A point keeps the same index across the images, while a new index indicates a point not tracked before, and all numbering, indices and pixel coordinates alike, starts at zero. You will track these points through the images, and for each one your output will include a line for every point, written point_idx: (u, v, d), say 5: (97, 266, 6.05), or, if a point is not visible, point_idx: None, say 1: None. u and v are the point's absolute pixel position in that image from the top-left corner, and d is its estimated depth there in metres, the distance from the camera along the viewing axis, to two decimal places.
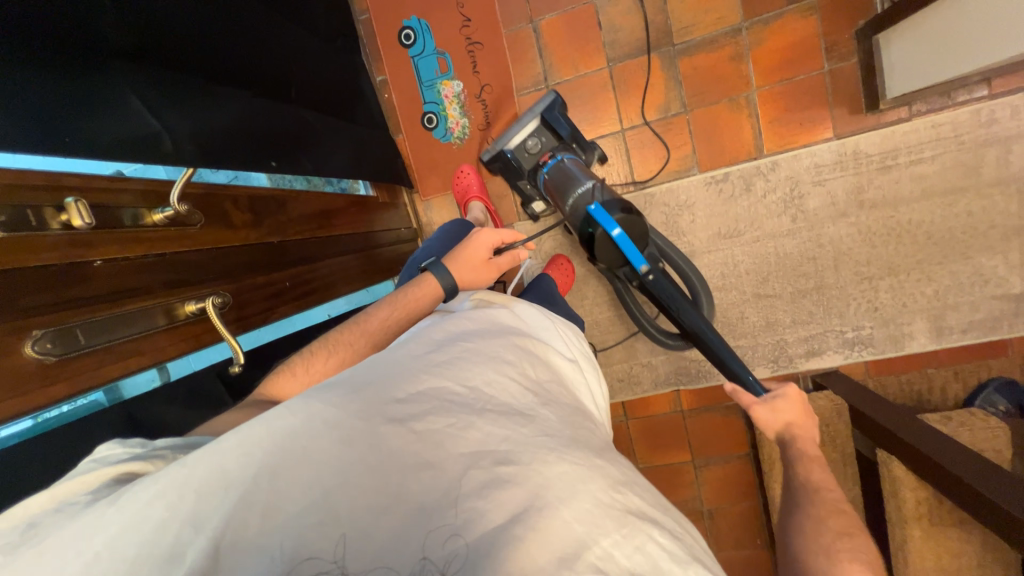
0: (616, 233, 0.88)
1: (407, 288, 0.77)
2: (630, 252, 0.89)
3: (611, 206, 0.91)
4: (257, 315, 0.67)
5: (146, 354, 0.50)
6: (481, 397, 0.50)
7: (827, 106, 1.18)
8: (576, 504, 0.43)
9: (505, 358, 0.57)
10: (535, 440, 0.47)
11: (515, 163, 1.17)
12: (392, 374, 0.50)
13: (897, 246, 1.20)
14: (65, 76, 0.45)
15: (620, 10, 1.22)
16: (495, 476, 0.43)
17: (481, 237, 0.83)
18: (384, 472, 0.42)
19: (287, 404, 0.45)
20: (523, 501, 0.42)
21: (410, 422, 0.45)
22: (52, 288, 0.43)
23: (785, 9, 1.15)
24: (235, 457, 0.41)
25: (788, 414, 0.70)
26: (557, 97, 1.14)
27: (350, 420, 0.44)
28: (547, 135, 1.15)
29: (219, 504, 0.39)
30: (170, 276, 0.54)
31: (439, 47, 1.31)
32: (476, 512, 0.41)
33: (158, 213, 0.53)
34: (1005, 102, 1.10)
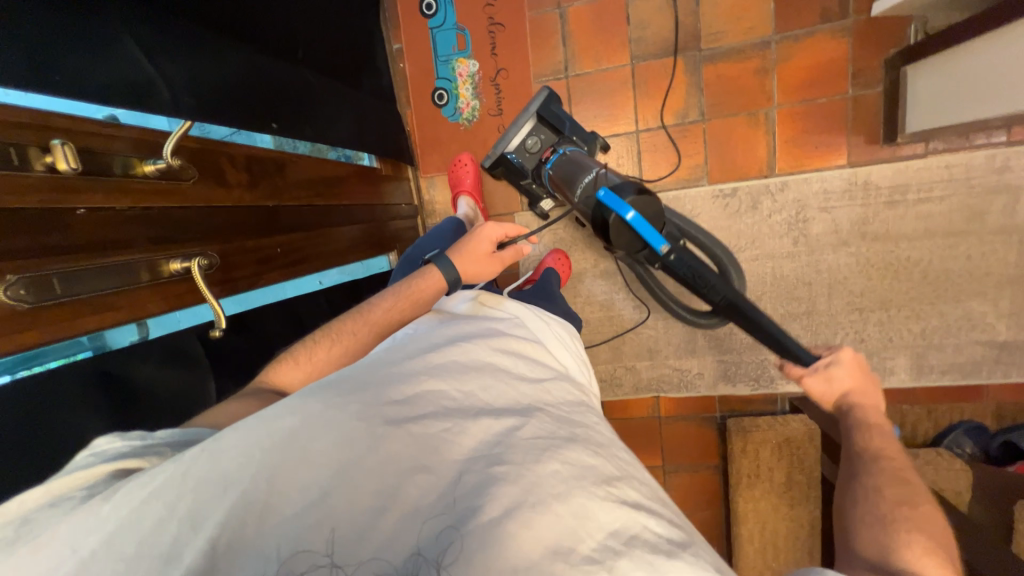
0: (630, 216, 0.83)
1: (411, 280, 0.78)
2: (648, 235, 0.84)
3: (624, 188, 0.84)
4: (244, 279, 0.66)
5: (125, 309, 0.49)
6: (477, 400, 0.52)
7: (845, 132, 1.16)
8: (571, 500, 0.44)
9: (502, 364, 0.59)
10: (531, 440, 0.48)
11: (517, 164, 1.17)
12: (389, 379, 0.51)
13: (892, 281, 1.21)
14: (57, 9, 0.43)
15: (650, 6, 1.18)
16: (490, 475, 0.44)
17: (486, 230, 0.85)
18: (380, 472, 0.43)
19: (282, 405, 0.46)
20: (518, 495, 0.43)
21: (407, 423, 0.46)
22: (28, 233, 0.41)
23: (816, 28, 1.12)
24: (233, 455, 0.41)
25: (841, 382, 0.71)
26: (549, 91, 1.13)
27: (348, 421, 0.45)
28: (544, 131, 1.14)
29: (218, 503, 0.39)
30: (157, 232, 0.53)
31: (460, 23, 1.26)
32: (472, 510, 0.41)
33: (148, 164, 0.52)
34: (1021, 151, 1.09)
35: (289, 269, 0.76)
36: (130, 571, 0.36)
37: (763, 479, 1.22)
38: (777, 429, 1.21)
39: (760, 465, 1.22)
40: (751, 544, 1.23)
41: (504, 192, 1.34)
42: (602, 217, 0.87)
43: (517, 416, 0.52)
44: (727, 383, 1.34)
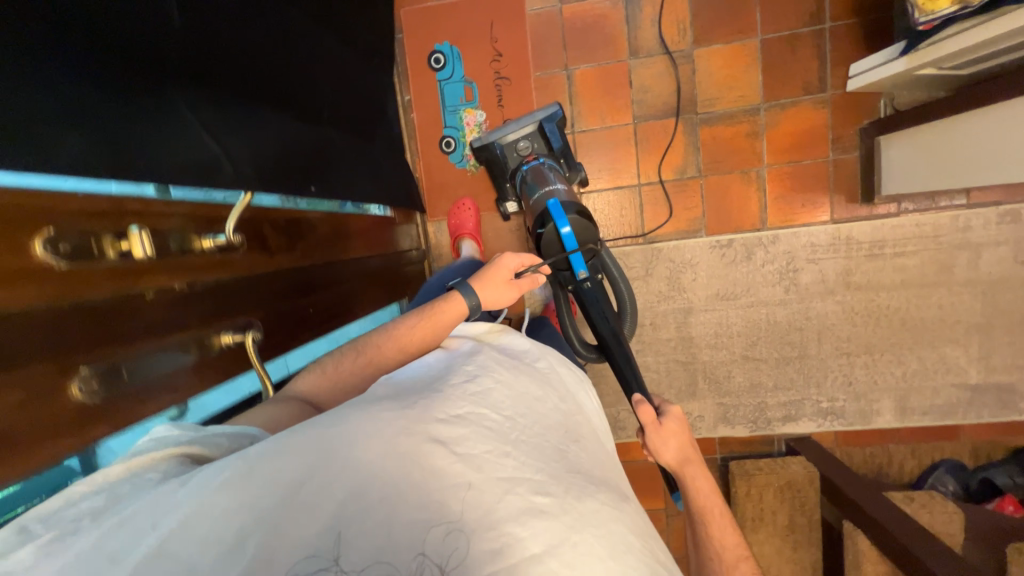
0: (566, 230, 0.90)
1: (435, 301, 0.78)
2: (574, 253, 0.90)
3: (568, 207, 0.93)
4: (283, 343, 0.65)
5: (182, 389, 0.48)
6: (518, 428, 0.53)
7: (827, 191, 1.27)
8: (608, 543, 0.47)
9: (536, 391, 0.60)
10: (571, 480, 0.51)
11: (500, 157, 1.15)
12: (435, 397, 0.52)
13: (874, 328, 1.30)
14: (134, 97, 0.45)
15: (651, 73, 1.27)
16: (529, 504, 0.46)
17: (504, 260, 0.82)
18: (422, 490, 0.44)
19: (338, 415, 0.48)
20: (558, 532, 0.45)
21: (453, 446, 0.47)
22: (105, 323, 0.41)
23: (800, 98, 1.24)
24: (289, 459, 0.44)
25: (668, 450, 0.69)
26: (559, 109, 1.14)
27: (397, 435, 0.46)
28: (538, 141, 1.14)
29: (275, 500, 0.42)
30: (211, 306, 0.52)
31: (467, 76, 1.32)
32: (511, 537, 0.43)
33: (207, 240, 0.52)
34: (981, 213, 1.22)
35: (319, 326, 0.76)
36: (202, 554, 0.39)
37: (767, 522, 1.24)
38: (778, 472, 1.24)
39: (763, 509, 1.25)
40: None
41: (511, 238, 1.37)
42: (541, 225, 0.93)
43: (554, 449, 0.53)
44: (727, 425, 1.38)
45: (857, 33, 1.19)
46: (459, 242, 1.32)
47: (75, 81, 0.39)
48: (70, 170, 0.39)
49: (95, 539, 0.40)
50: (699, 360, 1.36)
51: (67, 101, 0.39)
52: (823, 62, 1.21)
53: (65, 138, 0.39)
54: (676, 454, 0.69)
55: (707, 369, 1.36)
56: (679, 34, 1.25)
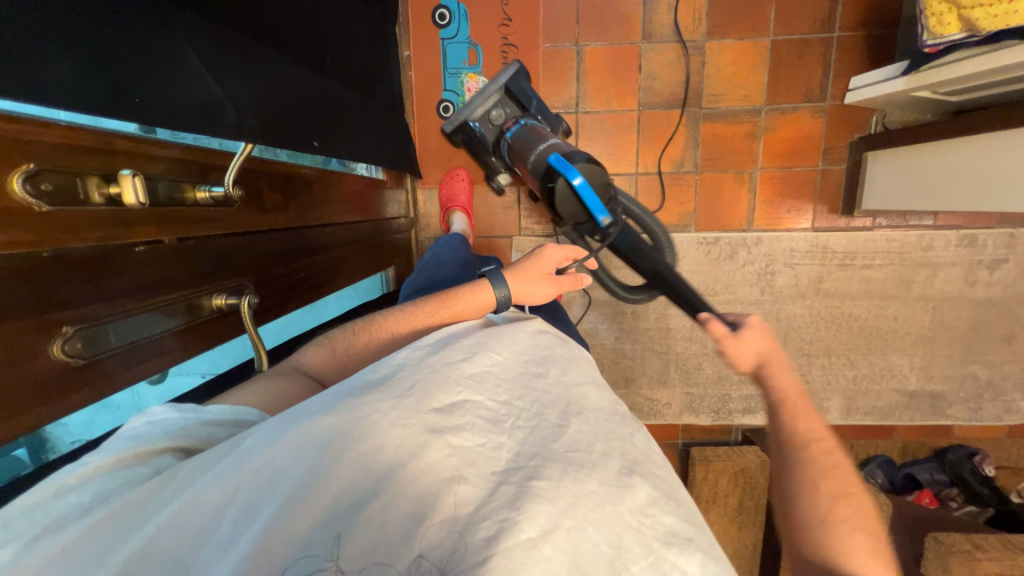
0: (578, 181, 0.84)
1: (459, 289, 0.77)
2: (592, 202, 0.85)
3: (574, 157, 0.87)
4: (271, 309, 0.61)
5: (169, 354, 0.47)
6: (517, 410, 0.51)
7: (812, 200, 1.31)
8: (604, 523, 0.41)
9: (537, 369, 0.57)
10: (567, 454, 0.46)
11: (478, 134, 1.18)
12: (430, 384, 0.50)
13: (836, 333, 1.38)
14: (128, 21, 0.41)
15: (661, 60, 1.25)
16: (527, 489, 0.42)
17: (548, 252, 0.81)
18: (415, 480, 0.41)
19: (337, 404, 0.47)
20: (552, 515, 0.40)
21: (447, 435, 0.45)
22: (88, 277, 0.39)
23: (800, 105, 1.26)
24: (286, 457, 0.43)
25: (748, 352, 0.66)
26: (520, 66, 1.13)
27: (388, 425, 0.45)
28: (510, 106, 1.14)
29: (271, 498, 0.41)
30: (202, 265, 0.49)
31: (473, 37, 1.24)
32: (506, 524, 0.39)
33: (201, 190, 0.47)
34: (944, 235, 1.30)
35: (309, 293, 0.72)
36: (191, 553, 0.39)
37: (718, 504, 1.34)
38: (735, 459, 1.32)
39: (717, 492, 1.34)
40: None
41: (504, 215, 1.34)
42: (551, 184, 0.88)
43: (554, 427, 0.50)
44: (691, 413, 1.45)
45: (862, 45, 1.21)
46: (448, 212, 1.28)
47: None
48: (60, 99, 0.35)
49: (81, 533, 0.39)
50: (673, 351, 1.41)
51: (56, 21, 0.35)
52: (826, 72, 1.23)
53: (47, 57, 0.35)
54: (761, 359, 0.65)
55: (679, 360, 1.41)
56: (693, 23, 1.23)
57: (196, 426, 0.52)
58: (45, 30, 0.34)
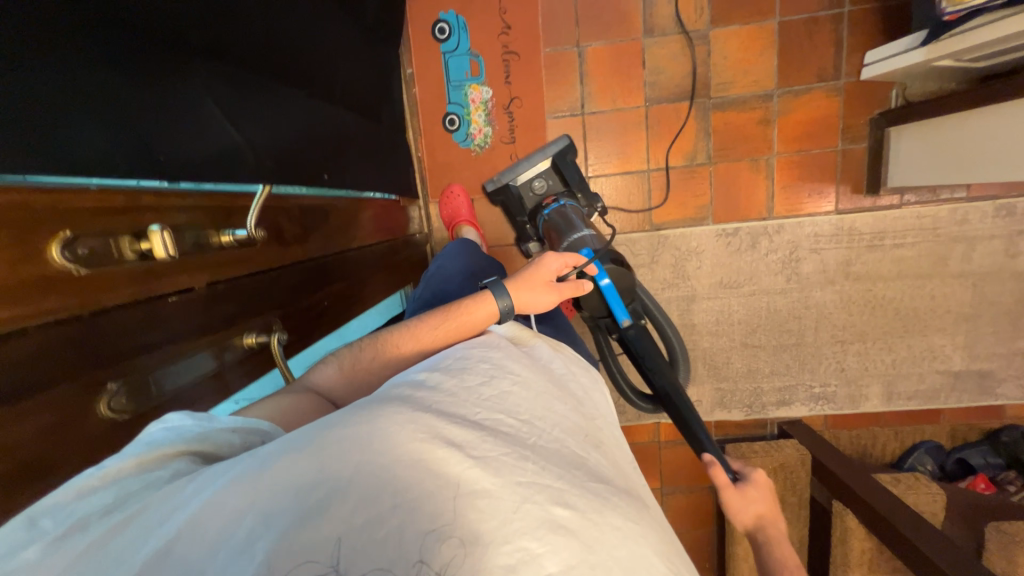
0: (604, 283, 0.87)
1: (463, 300, 0.75)
2: (614, 305, 0.89)
3: (603, 255, 0.88)
4: (300, 341, 0.63)
5: (209, 396, 0.48)
6: (538, 431, 0.49)
7: (833, 182, 1.27)
8: (629, 566, 0.40)
9: (555, 394, 0.56)
10: (591, 486, 0.45)
11: (517, 198, 1.14)
12: (450, 401, 0.48)
13: (870, 317, 1.33)
14: (156, 81, 0.42)
15: (666, 53, 1.23)
16: (555, 515, 0.40)
17: (548, 261, 0.80)
18: (433, 492, 0.39)
19: (357, 410, 0.44)
20: (578, 552, 0.39)
21: (470, 450, 0.42)
22: (129, 334, 0.41)
23: (814, 85, 1.22)
24: (301, 462, 0.38)
25: (751, 508, 0.64)
26: (571, 140, 1.09)
27: (411, 435, 0.41)
28: (553, 178, 1.12)
29: (278, 503, 0.36)
30: (233, 308, 0.51)
31: (473, 49, 1.25)
32: (530, 554, 0.37)
33: (226, 235, 0.49)
34: (979, 207, 1.24)
35: (334, 321, 0.73)
36: (203, 560, 0.33)
37: None
38: (773, 454, 1.27)
39: None
40: (745, 561, 1.32)
41: None
42: None
43: (575, 458, 0.48)
44: (723, 409, 1.41)
45: (875, 19, 1.17)
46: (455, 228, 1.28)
47: (95, 69, 0.36)
48: (95, 168, 0.37)
49: (98, 537, 0.33)
50: (699, 347, 1.38)
51: (91, 94, 0.36)
52: (839, 49, 1.19)
53: (83, 130, 0.36)
54: (762, 516, 0.63)
55: (707, 356, 1.38)
56: (696, 12, 1.20)
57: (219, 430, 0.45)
58: (81, 103, 0.35)
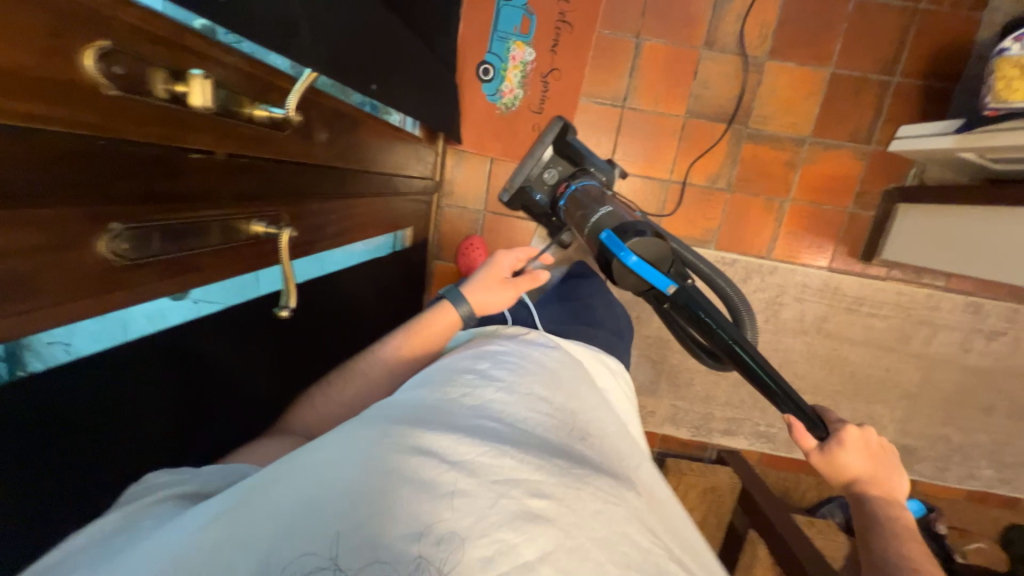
0: (631, 260, 0.71)
1: (422, 316, 0.81)
2: (652, 276, 0.71)
3: (626, 228, 0.73)
4: (300, 246, 0.61)
5: (202, 270, 0.45)
6: (515, 430, 0.54)
7: (834, 240, 1.31)
8: (609, 545, 0.46)
9: (538, 396, 0.61)
10: (569, 470, 0.51)
11: (534, 200, 1.05)
12: (423, 410, 0.53)
13: (828, 373, 1.40)
14: None
15: (719, 70, 1.22)
16: (531, 508, 0.45)
17: (500, 259, 0.87)
18: (414, 497, 0.43)
19: (333, 436, 0.48)
20: (556, 537, 0.44)
21: (443, 452, 0.47)
22: (139, 175, 0.37)
23: (844, 143, 1.24)
24: (276, 490, 0.42)
25: (858, 463, 0.68)
26: (564, 122, 1.04)
27: (384, 449, 0.46)
28: (563, 163, 1.03)
29: (254, 535, 0.39)
30: (245, 187, 0.47)
31: (530, 5, 1.19)
32: (507, 544, 0.42)
33: (261, 109, 0.45)
34: (951, 297, 1.32)
35: (333, 237, 0.71)
36: None
37: None
38: (706, 476, 1.38)
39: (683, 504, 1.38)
40: None
41: None
42: (602, 260, 0.77)
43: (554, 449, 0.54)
44: (672, 425, 1.47)
45: (919, 96, 1.20)
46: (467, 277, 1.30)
47: None
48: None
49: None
50: (668, 362, 1.42)
51: None
52: (877, 115, 1.22)
53: None
54: (863, 476, 0.68)
55: (672, 372, 1.43)
56: (758, 38, 1.19)
57: (201, 482, 0.52)
58: None
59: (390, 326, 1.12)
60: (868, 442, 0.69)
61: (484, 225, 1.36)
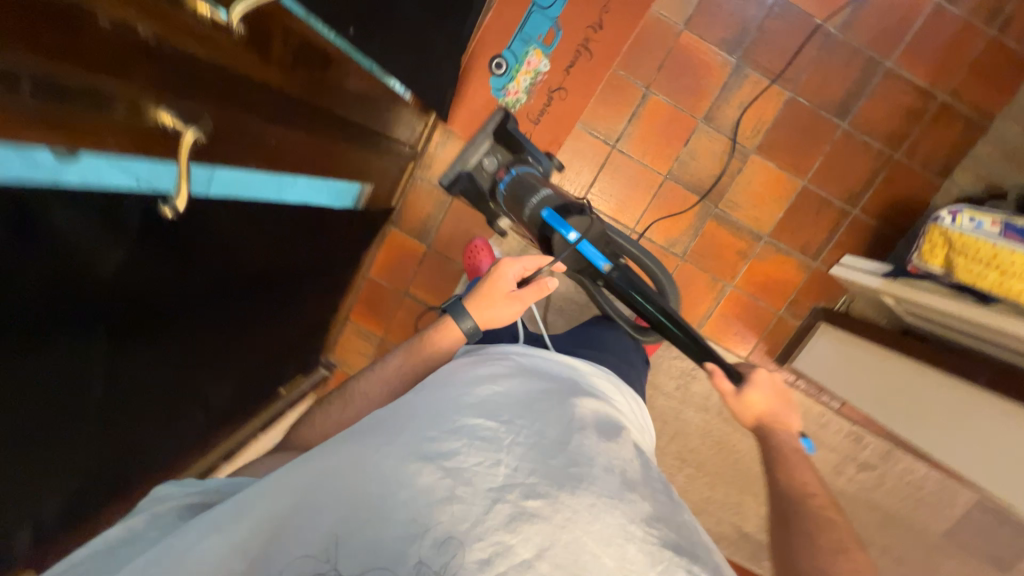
0: (572, 237, 0.93)
1: (429, 329, 0.86)
2: (591, 253, 0.94)
3: (564, 211, 0.95)
4: (222, 156, 0.58)
5: (83, 139, 0.40)
6: (520, 430, 0.56)
7: (758, 336, 1.38)
8: (596, 543, 0.49)
9: (550, 399, 0.63)
10: (563, 476, 0.52)
11: (473, 182, 1.17)
12: (428, 416, 0.57)
13: (714, 453, 1.47)
14: None
15: (708, 146, 1.27)
16: (524, 512, 0.49)
17: (505, 268, 0.88)
18: (411, 503, 0.49)
19: (344, 444, 0.56)
20: (546, 536, 0.48)
21: (438, 460, 0.52)
22: (32, 15, 0.33)
23: (794, 252, 1.32)
24: (282, 501, 0.53)
25: (763, 402, 0.79)
26: (504, 112, 1.15)
27: (384, 459, 0.52)
28: (501, 151, 1.14)
29: (269, 541, 0.50)
30: (163, 76, 0.45)
31: (559, 20, 1.21)
32: (500, 545, 0.47)
33: (205, 6, 0.46)
34: (840, 421, 1.42)
35: (273, 161, 0.70)
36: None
37: None
38: None
39: None
40: None
41: None
42: (545, 238, 0.96)
43: (557, 450, 0.55)
44: None
45: (870, 234, 1.28)
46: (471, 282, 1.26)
47: None
48: None
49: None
50: None
51: None
52: (829, 238, 1.30)
53: None
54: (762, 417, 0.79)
55: None
56: (752, 131, 1.26)
57: (209, 489, 0.61)
58: None
59: (321, 274, 1.09)
60: (775, 383, 0.81)
61: (450, 209, 1.37)
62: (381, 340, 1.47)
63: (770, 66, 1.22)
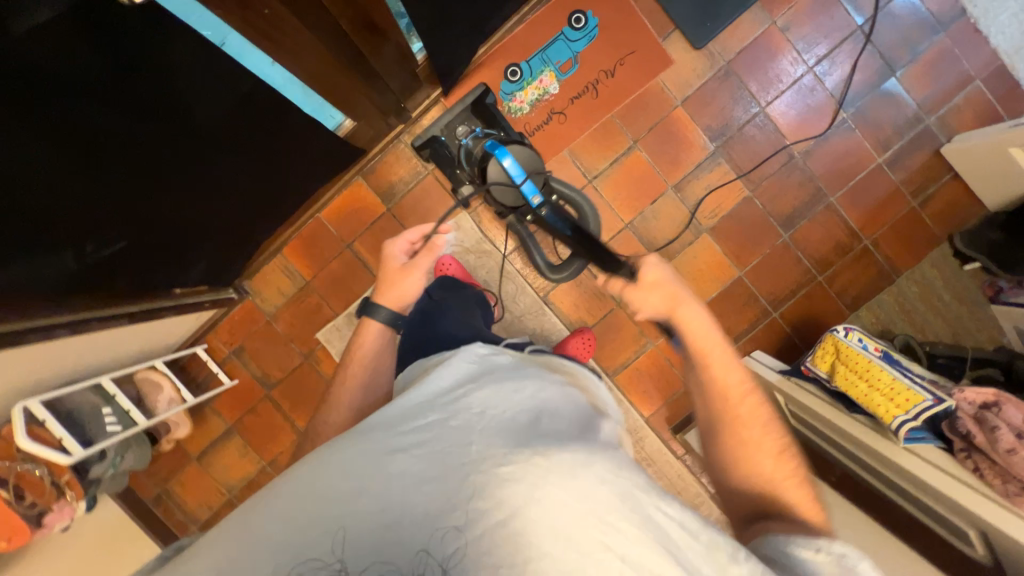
0: (506, 161, 0.98)
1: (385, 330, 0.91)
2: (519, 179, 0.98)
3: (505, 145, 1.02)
4: None
5: None
6: (484, 412, 0.58)
7: (663, 399, 1.43)
8: (555, 489, 0.51)
9: (510, 381, 0.64)
10: (515, 442, 0.55)
11: (444, 149, 1.15)
12: (393, 415, 0.59)
13: None
14: None
15: (669, 211, 1.38)
16: (499, 478, 0.51)
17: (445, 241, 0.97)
18: (392, 493, 0.51)
19: (313, 458, 0.56)
20: (519, 496, 0.50)
21: (410, 449, 0.54)
22: None
23: None
24: (245, 519, 0.52)
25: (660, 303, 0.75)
26: (483, 89, 1.19)
27: (355, 458, 0.54)
28: (474, 121, 1.16)
29: (236, 556, 0.50)
30: None
31: (580, 56, 1.32)
32: (484, 513, 0.50)
33: None
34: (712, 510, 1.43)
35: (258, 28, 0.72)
36: None
37: None
38: None
39: None
40: None
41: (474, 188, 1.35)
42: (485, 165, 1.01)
43: (520, 424, 0.58)
44: None
45: (782, 338, 1.40)
46: None
47: None
48: None
49: None
50: None
51: None
52: (748, 329, 1.40)
53: None
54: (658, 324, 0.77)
55: None
56: (710, 212, 1.38)
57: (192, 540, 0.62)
58: None
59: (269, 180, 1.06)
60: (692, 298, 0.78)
61: (422, 181, 1.37)
62: (305, 283, 1.40)
63: (740, 164, 1.36)
